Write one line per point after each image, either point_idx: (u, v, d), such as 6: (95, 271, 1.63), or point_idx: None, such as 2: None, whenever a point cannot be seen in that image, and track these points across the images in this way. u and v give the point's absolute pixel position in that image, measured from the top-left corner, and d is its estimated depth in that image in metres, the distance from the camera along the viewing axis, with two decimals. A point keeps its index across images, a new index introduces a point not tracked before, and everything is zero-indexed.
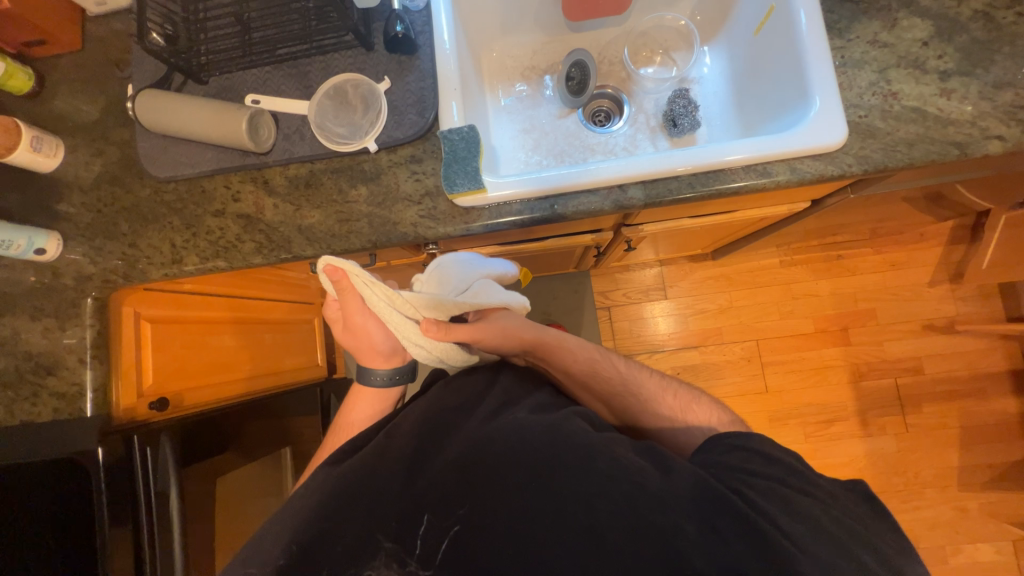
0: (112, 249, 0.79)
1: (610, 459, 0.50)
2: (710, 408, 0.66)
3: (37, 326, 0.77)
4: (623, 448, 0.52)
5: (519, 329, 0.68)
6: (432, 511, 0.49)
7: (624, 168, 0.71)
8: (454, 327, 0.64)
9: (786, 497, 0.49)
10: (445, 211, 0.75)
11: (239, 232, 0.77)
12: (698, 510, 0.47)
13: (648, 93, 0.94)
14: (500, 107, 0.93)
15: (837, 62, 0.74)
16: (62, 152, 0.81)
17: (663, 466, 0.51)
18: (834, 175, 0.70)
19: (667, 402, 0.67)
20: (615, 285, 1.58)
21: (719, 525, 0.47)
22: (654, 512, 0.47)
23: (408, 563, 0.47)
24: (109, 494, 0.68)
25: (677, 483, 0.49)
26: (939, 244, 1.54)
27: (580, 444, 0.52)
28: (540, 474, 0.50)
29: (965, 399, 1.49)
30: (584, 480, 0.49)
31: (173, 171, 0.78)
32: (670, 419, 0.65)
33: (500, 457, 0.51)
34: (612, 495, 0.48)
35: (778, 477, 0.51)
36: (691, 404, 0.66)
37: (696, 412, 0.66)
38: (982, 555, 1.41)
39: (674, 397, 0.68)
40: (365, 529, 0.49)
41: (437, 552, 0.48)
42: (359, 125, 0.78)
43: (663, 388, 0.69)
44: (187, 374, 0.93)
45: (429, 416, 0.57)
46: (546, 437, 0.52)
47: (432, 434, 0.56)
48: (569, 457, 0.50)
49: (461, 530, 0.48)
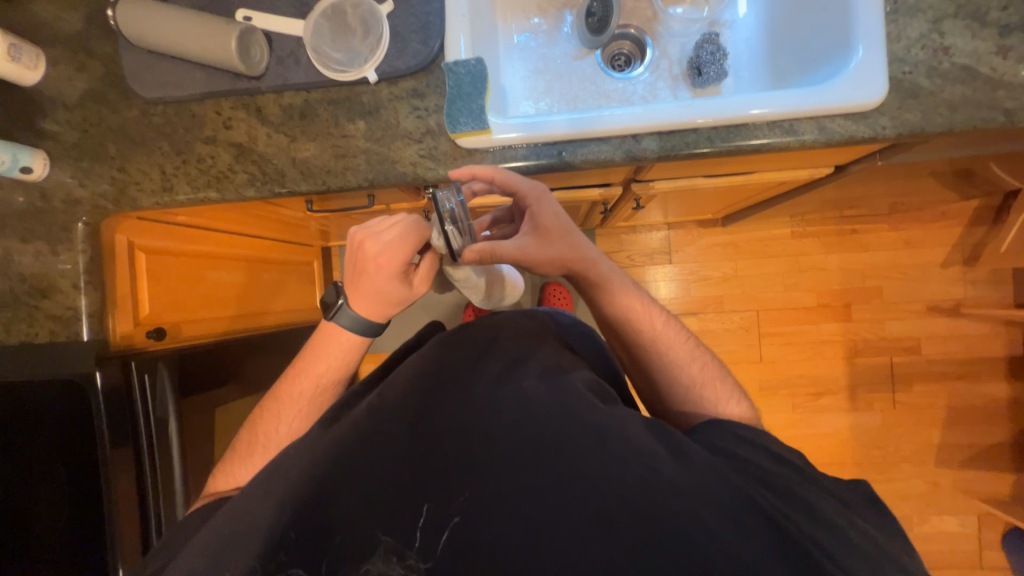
0: (100, 173, 0.76)
1: (625, 443, 0.50)
2: (725, 387, 0.68)
3: (28, 248, 0.76)
4: (636, 430, 0.52)
5: (574, 255, 0.65)
6: (431, 502, 0.48)
7: (640, 116, 0.66)
8: (499, 249, 0.59)
9: (810, 504, 0.50)
10: (447, 151, 0.71)
11: (232, 161, 0.74)
12: (716, 502, 0.48)
13: (674, 36, 0.86)
14: (512, 43, 0.86)
15: (888, 8, 0.67)
16: (43, 65, 0.76)
17: (678, 453, 0.52)
18: (864, 138, 0.65)
19: (690, 372, 0.68)
20: (619, 246, 1.55)
21: (741, 516, 0.47)
22: (669, 500, 0.47)
23: (408, 557, 0.46)
24: (108, 422, 0.70)
25: (692, 470, 0.50)
26: (960, 224, 1.48)
27: (592, 428, 0.51)
28: (544, 457, 0.50)
29: (957, 381, 1.49)
30: (594, 465, 0.49)
31: (160, 91, 0.74)
32: (686, 387, 0.68)
33: (506, 432, 0.51)
34: (625, 483, 0.48)
35: (779, 474, 0.52)
36: (714, 380, 0.68)
37: (716, 390, 0.67)
38: (947, 526, 1.47)
39: (699, 368, 0.69)
40: (366, 521, 0.48)
41: (437, 543, 0.47)
42: (358, 51, 0.72)
43: (691, 356, 0.70)
44: (183, 306, 0.94)
45: (430, 382, 0.56)
46: (554, 415, 0.52)
47: (429, 401, 0.54)
48: (580, 439, 0.50)
49: (461, 520, 0.48)
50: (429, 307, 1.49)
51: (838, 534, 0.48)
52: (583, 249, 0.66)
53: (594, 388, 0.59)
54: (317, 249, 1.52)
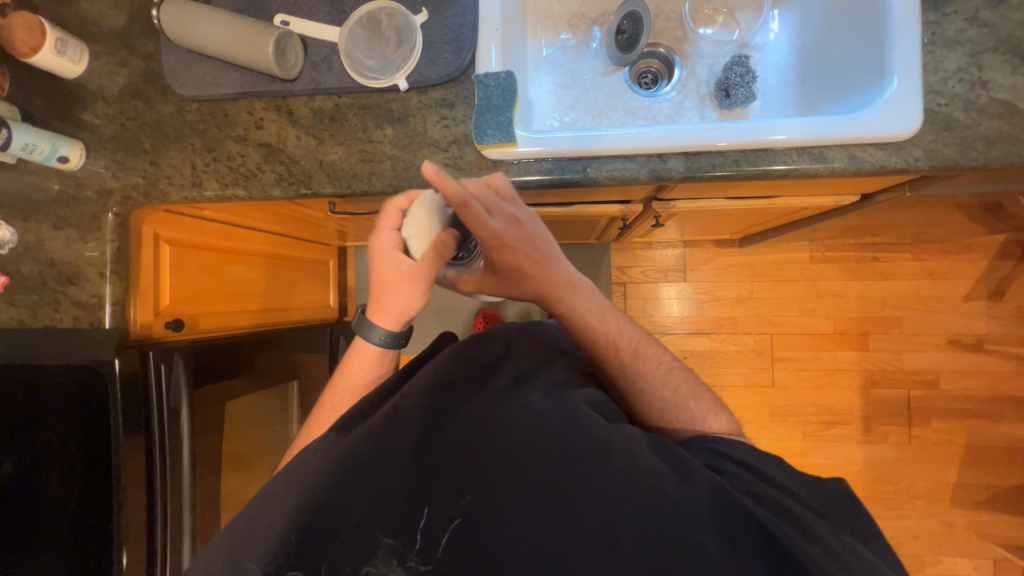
0: (133, 165, 0.77)
1: (628, 461, 0.49)
2: (701, 406, 0.65)
3: (59, 235, 0.78)
4: (640, 447, 0.50)
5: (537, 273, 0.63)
6: (432, 504, 0.49)
7: (666, 136, 0.66)
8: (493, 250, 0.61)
9: (805, 524, 0.47)
10: (472, 162, 0.71)
11: (260, 161, 0.75)
12: (715, 523, 0.46)
13: (703, 56, 0.86)
14: (541, 57, 0.86)
15: (925, 39, 0.66)
16: (86, 59, 0.78)
17: (684, 472, 0.49)
18: (896, 168, 0.64)
19: (664, 395, 0.66)
20: (633, 261, 1.54)
21: (740, 540, 0.46)
22: (670, 519, 0.47)
23: (408, 559, 0.47)
24: (124, 404, 0.72)
25: (695, 490, 0.48)
26: (985, 258, 1.45)
27: (598, 443, 0.50)
28: (549, 469, 0.49)
29: (977, 419, 1.45)
30: (598, 481, 0.49)
31: (197, 90, 0.76)
32: (660, 410, 0.65)
33: (512, 445, 0.51)
34: (628, 500, 0.48)
35: (780, 489, 0.50)
36: (689, 401, 0.66)
37: (690, 408, 0.65)
38: (960, 569, 1.42)
39: (674, 392, 0.66)
40: (368, 521, 0.48)
41: (437, 547, 0.48)
42: (391, 60, 0.74)
43: (665, 378, 0.67)
44: (199, 299, 0.97)
45: (435, 387, 0.55)
46: (561, 428, 0.51)
47: (437, 407, 0.54)
48: (587, 453, 0.49)
49: (461, 523, 0.48)
50: (441, 312, 1.50)
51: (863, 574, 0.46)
52: (548, 275, 0.64)
53: (595, 405, 0.56)
54: (334, 249, 1.55)
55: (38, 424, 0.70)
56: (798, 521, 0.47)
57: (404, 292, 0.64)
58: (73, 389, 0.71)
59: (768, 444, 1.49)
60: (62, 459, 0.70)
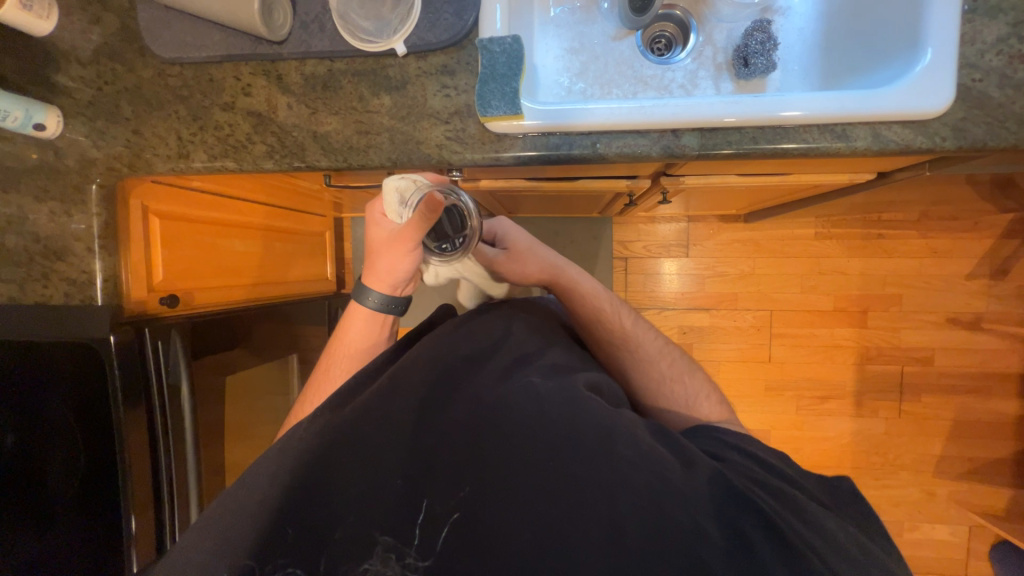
0: (114, 134, 0.73)
1: (633, 447, 0.49)
2: (695, 379, 0.71)
3: (42, 208, 0.74)
4: (643, 434, 0.52)
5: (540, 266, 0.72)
6: (431, 497, 0.47)
7: (682, 109, 0.62)
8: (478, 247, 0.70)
9: (808, 511, 0.49)
10: (475, 135, 0.67)
11: (251, 131, 0.71)
12: (720, 511, 0.46)
13: (722, 20, 0.80)
14: (548, 18, 0.80)
15: (965, 6, 0.61)
16: (56, 15, 0.72)
17: (686, 459, 0.50)
18: (920, 148, 0.61)
19: (662, 368, 0.72)
20: (636, 236, 1.52)
21: (747, 529, 0.45)
22: (675, 508, 0.46)
23: (407, 556, 0.45)
24: (120, 376, 0.70)
25: (697, 478, 0.48)
26: (992, 236, 1.43)
27: (602, 425, 0.50)
28: (551, 453, 0.49)
29: (966, 395, 1.48)
30: (603, 467, 0.48)
31: (178, 52, 0.70)
32: (659, 385, 0.71)
33: (515, 427, 0.50)
34: (634, 486, 0.47)
35: (783, 481, 0.52)
36: (684, 374, 0.72)
37: (687, 382, 0.71)
38: (936, 534, 1.49)
39: (669, 365, 0.73)
40: (365, 517, 0.46)
41: (437, 539, 0.45)
42: (387, 21, 0.68)
43: (662, 353, 0.74)
44: (194, 272, 0.96)
45: (438, 367, 0.55)
46: (563, 411, 0.51)
47: (438, 388, 0.54)
48: (591, 438, 0.49)
49: (461, 517, 0.46)
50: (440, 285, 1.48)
51: (866, 552, 0.48)
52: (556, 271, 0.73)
53: (595, 387, 0.57)
54: (330, 220, 1.51)
55: (37, 403, 0.70)
56: (805, 514, 0.48)
57: (388, 258, 0.63)
58: (69, 369, 0.70)
59: (761, 417, 1.53)
60: (66, 437, 0.70)
